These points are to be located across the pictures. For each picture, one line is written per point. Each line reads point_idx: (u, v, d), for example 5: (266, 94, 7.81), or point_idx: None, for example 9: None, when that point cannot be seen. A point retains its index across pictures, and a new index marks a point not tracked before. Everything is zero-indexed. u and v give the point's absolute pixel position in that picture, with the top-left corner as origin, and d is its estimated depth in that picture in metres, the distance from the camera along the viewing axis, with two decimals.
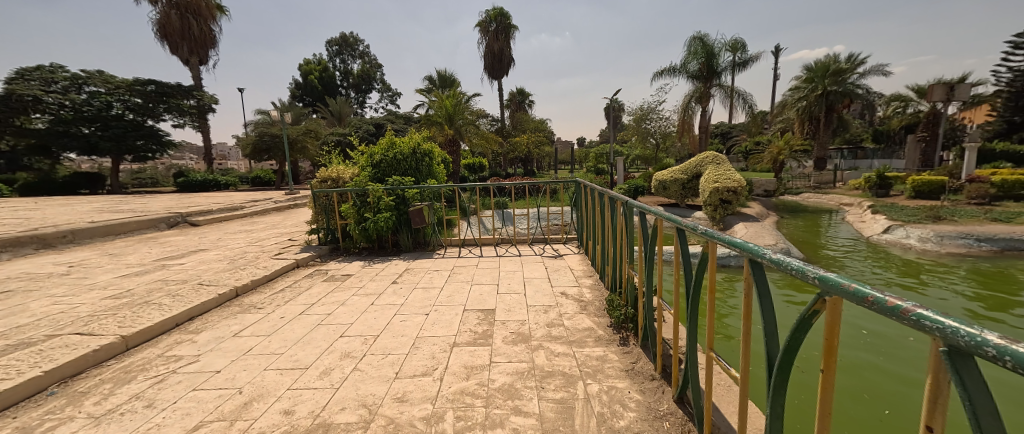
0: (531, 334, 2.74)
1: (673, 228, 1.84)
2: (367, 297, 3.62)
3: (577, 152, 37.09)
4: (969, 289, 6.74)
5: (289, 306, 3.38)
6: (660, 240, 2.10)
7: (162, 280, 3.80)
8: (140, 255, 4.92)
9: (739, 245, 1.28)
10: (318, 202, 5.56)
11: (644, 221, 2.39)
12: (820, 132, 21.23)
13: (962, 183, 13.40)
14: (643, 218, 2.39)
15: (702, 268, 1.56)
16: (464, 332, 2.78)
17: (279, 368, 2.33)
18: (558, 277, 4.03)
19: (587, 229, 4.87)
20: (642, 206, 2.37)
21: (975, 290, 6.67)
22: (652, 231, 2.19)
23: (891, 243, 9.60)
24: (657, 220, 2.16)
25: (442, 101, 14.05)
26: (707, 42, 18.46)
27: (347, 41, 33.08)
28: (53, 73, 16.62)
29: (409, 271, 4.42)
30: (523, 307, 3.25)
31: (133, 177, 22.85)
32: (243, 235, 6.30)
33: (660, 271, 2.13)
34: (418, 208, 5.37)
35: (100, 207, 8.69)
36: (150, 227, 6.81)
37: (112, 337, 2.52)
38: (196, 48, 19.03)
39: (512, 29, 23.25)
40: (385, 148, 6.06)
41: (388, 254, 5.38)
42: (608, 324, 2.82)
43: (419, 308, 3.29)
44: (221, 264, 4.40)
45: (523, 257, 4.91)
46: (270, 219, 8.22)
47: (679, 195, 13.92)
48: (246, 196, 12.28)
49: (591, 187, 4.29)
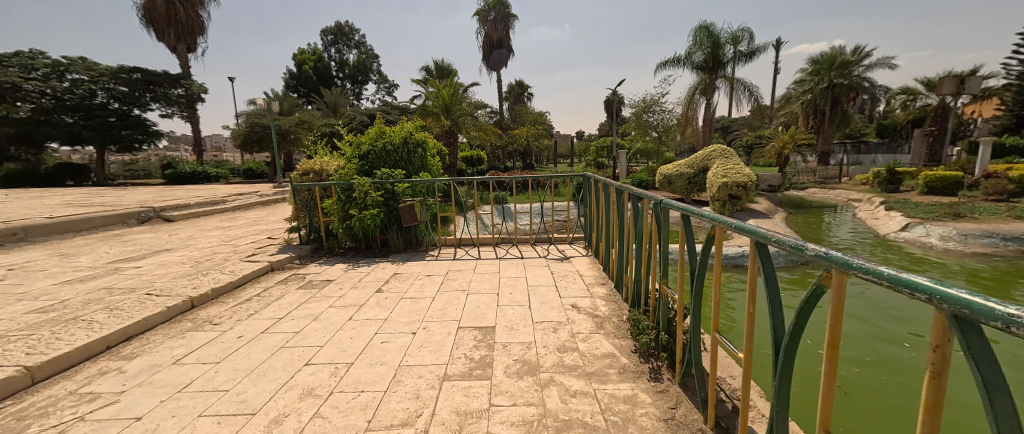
0: (539, 362, 2.24)
1: (749, 243, 1.32)
2: (345, 309, 3.09)
3: (578, 145, 36.55)
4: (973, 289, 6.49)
5: (252, 321, 2.86)
6: (720, 256, 1.57)
7: (106, 288, 3.26)
8: (94, 256, 4.38)
9: (923, 287, 0.75)
10: (299, 197, 5.02)
11: (691, 228, 1.86)
12: (825, 126, 20.74)
13: (977, 179, 12.94)
14: (687, 225, 1.87)
15: (806, 312, 1.05)
16: (458, 360, 2.29)
17: (218, 414, 1.81)
18: (567, 286, 3.52)
19: (597, 229, 4.35)
20: (685, 207, 1.85)
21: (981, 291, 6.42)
22: (706, 241, 1.63)
23: (910, 242, 9.12)
24: (713, 228, 1.60)
25: (438, 91, 13.45)
26: (713, 31, 17.82)
27: (342, 30, 32.23)
28: (32, 59, 15.88)
29: (396, 277, 3.89)
30: (528, 324, 2.75)
31: (124, 169, 22.35)
32: (218, 232, 5.76)
33: (716, 296, 1.57)
34: (409, 204, 4.86)
35: (70, 200, 8.08)
36: (118, 223, 6.26)
37: (12, 369, 2.01)
38: (183, 35, 18.27)
39: (512, 18, 22.53)
40: (373, 138, 5.49)
41: (376, 255, 4.85)
42: (633, 350, 2.33)
43: (404, 326, 2.76)
44: (182, 268, 3.85)
45: (527, 260, 4.40)
46: (252, 214, 7.68)
47: (684, 190, 13.45)
48: (233, 189, 11.72)
49: (603, 181, 3.76)
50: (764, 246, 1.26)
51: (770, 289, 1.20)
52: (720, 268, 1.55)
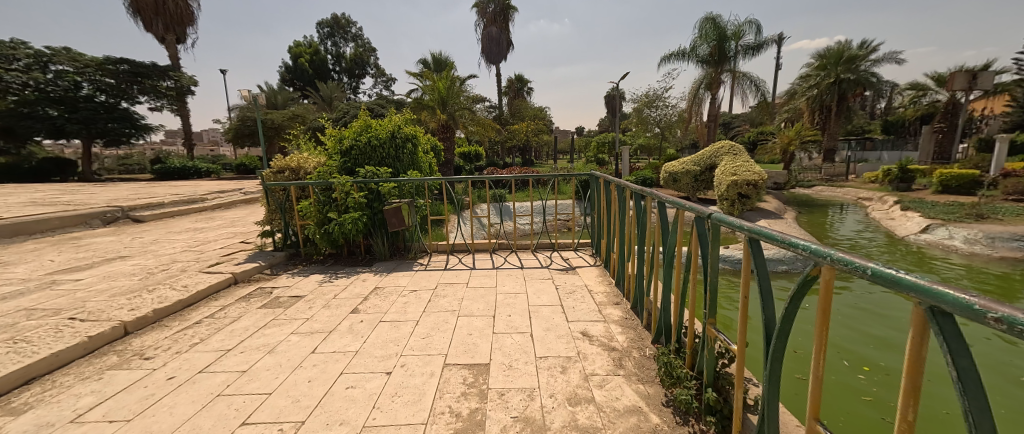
0: (545, 422, 1.73)
1: (912, 303, 0.74)
2: (310, 336, 2.56)
3: (578, 140, 35.88)
4: (985, 289, 6.29)
5: (194, 354, 2.35)
6: (828, 311, 0.97)
7: (26, 309, 2.74)
8: (34, 266, 3.84)
9: None
10: (272, 197, 4.50)
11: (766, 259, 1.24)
12: (831, 122, 20.15)
13: (995, 178, 12.42)
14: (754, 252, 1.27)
15: None
16: (442, 417, 1.77)
17: None
18: (576, 305, 3.00)
19: (606, 237, 3.85)
20: (759, 227, 1.25)
21: (993, 290, 6.23)
22: (800, 287, 1.04)
23: (931, 244, 8.61)
24: (814, 264, 1.00)
25: (434, 84, 12.86)
26: (719, 24, 17.21)
27: (339, 23, 31.49)
28: (14, 49, 15.25)
29: (377, 293, 3.36)
30: (530, 360, 2.25)
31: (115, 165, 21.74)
32: (186, 236, 5.22)
33: (822, 373, 0.99)
34: (396, 207, 4.37)
35: (37, 198, 7.48)
36: (80, 225, 5.72)
37: None
38: (172, 25, 17.59)
39: (511, 10, 21.85)
40: (357, 131, 4.95)
41: (357, 264, 4.32)
42: (665, 401, 1.82)
43: (379, 361, 2.25)
44: (129, 282, 3.32)
45: (527, 271, 3.90)
46: (232, 214, 7.14)
47: (690, 188, 12.93)
48: (218, 186, 11.13)
49: (616, 182, 3.25)
50: (957, 320, 0.67)
51: (970, 401, 0.65)
52: (827, 333, 0.97)
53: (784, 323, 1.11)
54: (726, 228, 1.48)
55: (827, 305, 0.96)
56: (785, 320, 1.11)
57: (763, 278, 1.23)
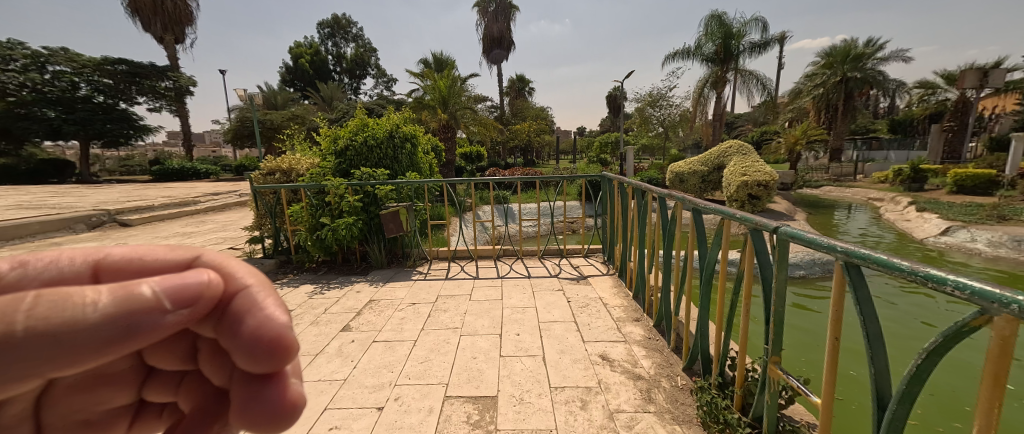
0: None
1: None
2: (295, 360, 2.27)
3: (580, 140, 35.57)
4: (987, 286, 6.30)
5: None
6: (1003, 376, 0.68)
7: None
8: None
9: None
10: (262, 201, 4.22)
11: (872, 292, 0.94)
12: (837, 122, 19.79)
13: (1013, 178, 12.03)
14: (852, 282, 0.97)
15: None
16: None
17: None
18: (593, 322, 2.70)
19: (620, 243, 3.54)
20: (858, 249, 0.95)
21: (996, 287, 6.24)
22: (943, 341, 0.74)
23: (952, 247, 8.28)
24: (975, 311, 0.71)
25: (435, 83, 12.56)
26: (725, 21, 16.86)
27: (339, 24, 31.24)
28: (10, 49, 14.87)
29: (372, 306, 3.07)
30: (545, 391, 1.95)
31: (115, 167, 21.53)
32: (172, 241, 4.93)
33: None
34: (393, 210, 4.02)
35: (22, 201, 7.19)
36: (62, 230, 5.43)
37: None
38: (170, 25, 17.27)
39: (513, 10, 21.56)
40: (353, 130, 4.65)
41: (352, 272, 4.02)
42: None
43: (371, 393, 1.94)
44: None
45: (536, 281, 3.60)
46: (224, 218, 6.85)
47: (698, 189, 12.59)
48: (214, 188, 10.83)
49: (633, 184, 2.94)
50: None
51: None
52: (1000, 411, 0.68)
53: (912, 387, 0.82)
54: (801, 244, 1.18)
55: (1007, 373, 0.67)
56: (912, 382, 0.82)
57: (870, 321, 0.92)
